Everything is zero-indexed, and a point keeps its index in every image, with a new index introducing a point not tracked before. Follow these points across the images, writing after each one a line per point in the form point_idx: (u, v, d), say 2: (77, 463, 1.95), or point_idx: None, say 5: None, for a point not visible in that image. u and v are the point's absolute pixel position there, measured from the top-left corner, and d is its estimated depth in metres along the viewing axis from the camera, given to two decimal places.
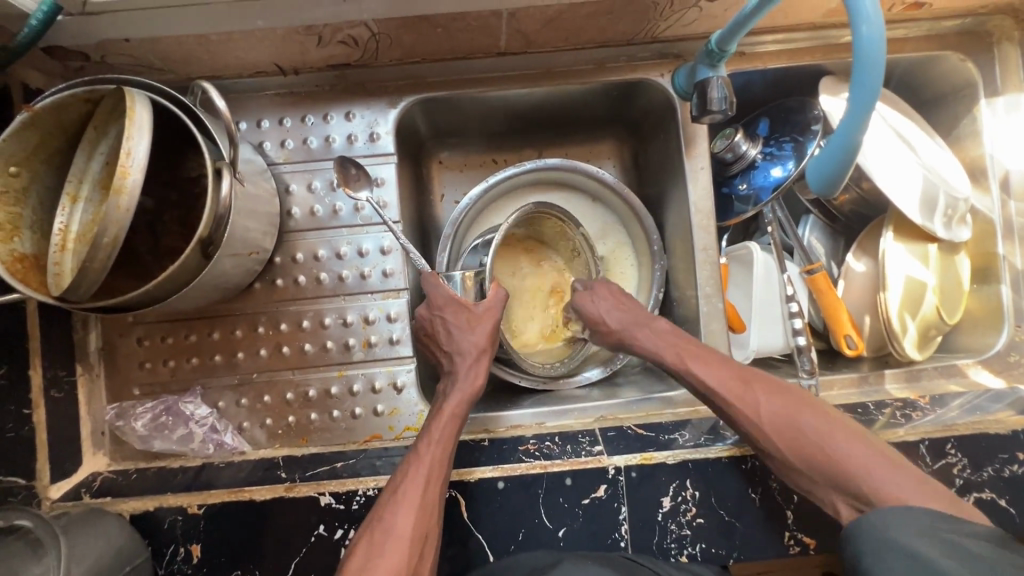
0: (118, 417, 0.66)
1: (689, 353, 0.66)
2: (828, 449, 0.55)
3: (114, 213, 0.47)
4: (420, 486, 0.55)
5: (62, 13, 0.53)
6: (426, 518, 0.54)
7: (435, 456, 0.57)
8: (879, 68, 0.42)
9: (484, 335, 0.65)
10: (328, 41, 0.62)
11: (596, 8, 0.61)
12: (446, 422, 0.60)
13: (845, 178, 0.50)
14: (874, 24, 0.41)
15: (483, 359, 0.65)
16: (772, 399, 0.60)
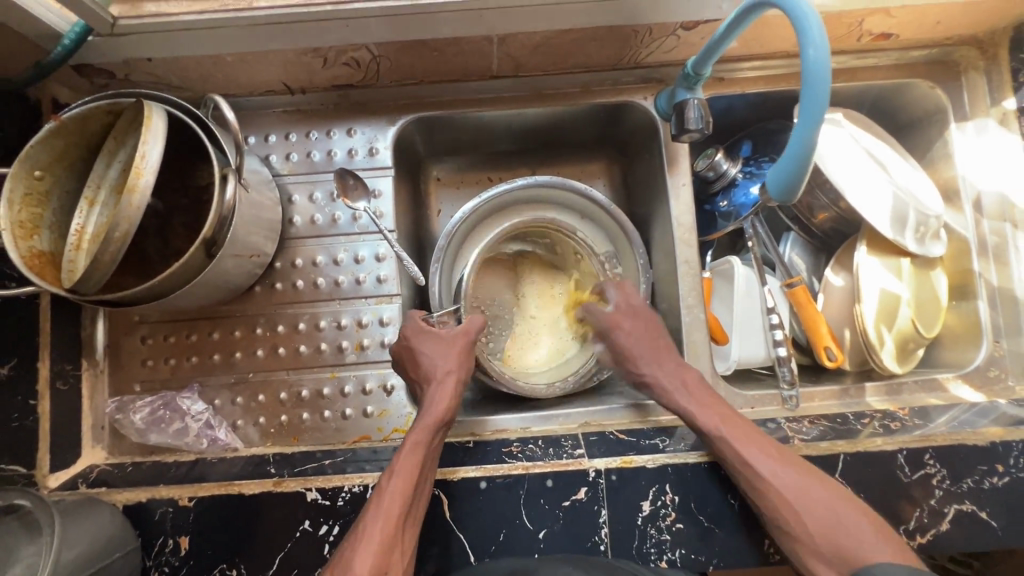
0: (118, 410, 0.69)
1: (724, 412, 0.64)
2: (809, 505, 0.57)
3: (126, 210, 0.51)
4: (382, 521, 0.55)
5: (92, 34, 0.58)
6: (387, 554, 0.54)
7: (398, 489, 0.57)
8: (825, 85, 0.47)
9: (450, 359, 0.67)
10: (333, 62, 0.67)
11: (581, 35, 0.66)
12: (409, 453, 0.60)
13: (800, 184, 0.53)
14: (819, 47, 0.46)
15: (450, 383, 0.65)
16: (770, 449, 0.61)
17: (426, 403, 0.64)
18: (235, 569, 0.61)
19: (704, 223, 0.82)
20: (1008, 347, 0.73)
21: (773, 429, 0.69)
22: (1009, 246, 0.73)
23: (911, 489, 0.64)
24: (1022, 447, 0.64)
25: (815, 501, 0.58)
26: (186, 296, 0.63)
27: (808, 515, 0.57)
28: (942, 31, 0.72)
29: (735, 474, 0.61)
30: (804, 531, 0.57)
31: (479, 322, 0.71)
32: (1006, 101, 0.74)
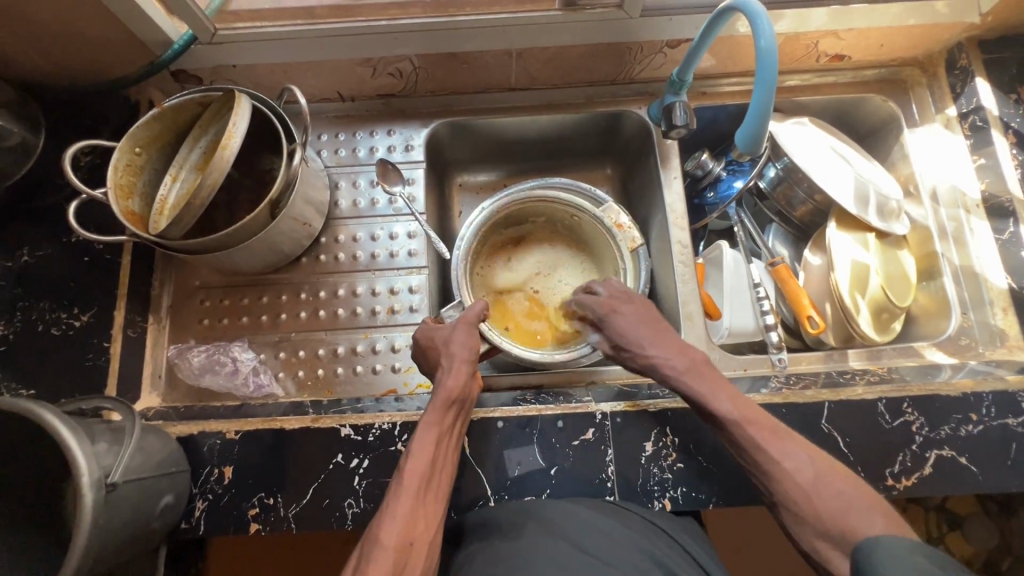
0: (177, 355, 0.78)
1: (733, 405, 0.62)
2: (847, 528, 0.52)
3: (218, 162, 0.63)
4: (393, 499, 0.56)
5: (195, 43, 0.73)
6: (412, 524, 0.54)
7: (416, 468, 0.58)
8: (770, 53, 0.61)
9: (461, 341, 0.70)
10: (381, 72, 0.82)
11: (584, 50, 0.80)
12: (423, 432, 0.61)
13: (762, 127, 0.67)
14: (763, 27, 0.61)
15: (457, 362, 0.67)
16: (798, 465, 0.56)
17: (437, 385, 0.66)
18: (273, 497, 0.67)
19: (695, 214, 0.92)
20: (976, 319, 0.80)
21: (763, 385, 0.75)
22: (966, 229, 0.83)
23: (892, 436, 0.70)
24: (992, 398, 0.70)
25: (848, 524, 0.52)
26: (247, 253, 0.73)
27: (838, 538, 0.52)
28: (886, 54, 0.87)
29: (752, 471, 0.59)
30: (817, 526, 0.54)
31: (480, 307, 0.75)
32: (948, 109, 0.86)
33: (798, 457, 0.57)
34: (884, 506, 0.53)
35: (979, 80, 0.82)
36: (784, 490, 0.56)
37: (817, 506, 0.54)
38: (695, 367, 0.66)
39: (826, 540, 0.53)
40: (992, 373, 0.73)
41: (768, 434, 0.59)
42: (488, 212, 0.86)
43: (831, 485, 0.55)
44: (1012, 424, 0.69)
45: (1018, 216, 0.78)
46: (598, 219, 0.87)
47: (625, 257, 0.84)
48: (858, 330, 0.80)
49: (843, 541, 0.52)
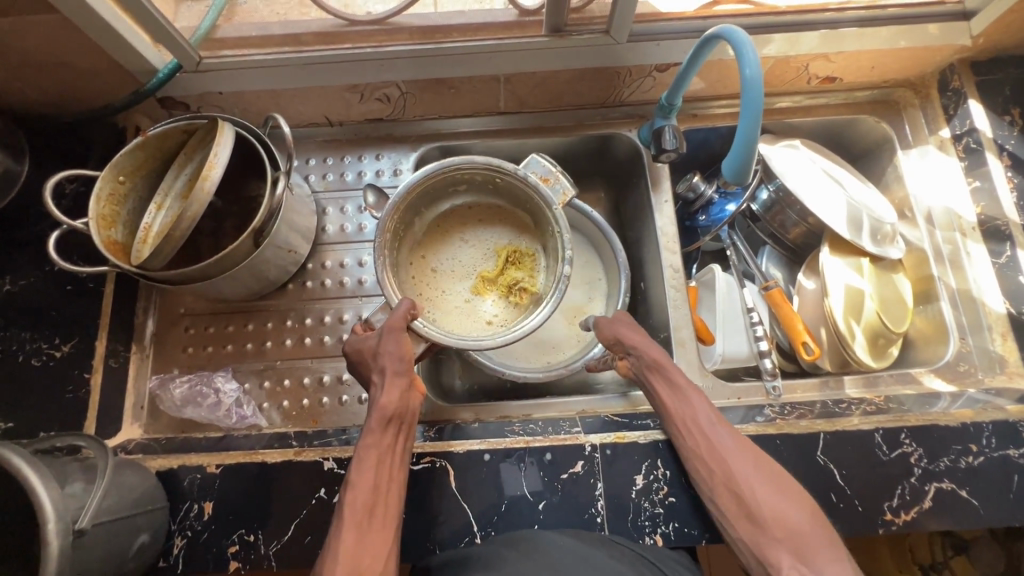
0: (158, 386, 0.77)
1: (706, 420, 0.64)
2: (777, 513, 0.56)
3: (199, 193, 0.62)
4: (336, 525, 0.56)
5: (180, 72, 0.73)
6: (358, 558, 0.53)
7: (358, 501, 0.57)
8: (756, 82, 0.60)
9: (386, 349, 0.64)
10: (368, 98, 0.82)
11: (572, 75, 0.80)
12: (361, 460, 0.60)
13: (752, 155, 0.66)
14: (749, 56, 0.60)
15: (388, 378, 0.63)
16: (743, 455, 0.61)
17: (372, 403, 0.63)
18: (254, 534, 0.65)
19: (686, 236, 0.93)
20: (974, 344, 0.78)
21: (757, 414, 0.74)
22: (962, 253, 0.82)
23: (890, 467, 0.68)
24: (992, 428, 0.69)
25: (781, 508, 0.56)
26: (231, 282, 0.72)
27: (765, 519, 0.56)
28: (878, 75, 0.86)
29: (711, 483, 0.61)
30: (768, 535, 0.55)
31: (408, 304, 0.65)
32: (941, 131, 0.86)
33: (743, 451, 0.61)
34: (808, 499, 0.58)
35: (971, 102, 0.82)
36: (723, 474, 0.61)
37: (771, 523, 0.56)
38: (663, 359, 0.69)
39: (752, 519, 0.57)
40: (991, 402, 0.71)
41: (722, 426, 0.64)
42: (396, 204, 0.70)
43: (771, 476, 0.59)
44: (1013, 455, 0.67)
45: (1014, 240, 0.77)
46: (521, 179, 0.72)
47: (561, 220, 0.70)
48: (854, 357, 0.79)
49: (770, 522, 0.56)
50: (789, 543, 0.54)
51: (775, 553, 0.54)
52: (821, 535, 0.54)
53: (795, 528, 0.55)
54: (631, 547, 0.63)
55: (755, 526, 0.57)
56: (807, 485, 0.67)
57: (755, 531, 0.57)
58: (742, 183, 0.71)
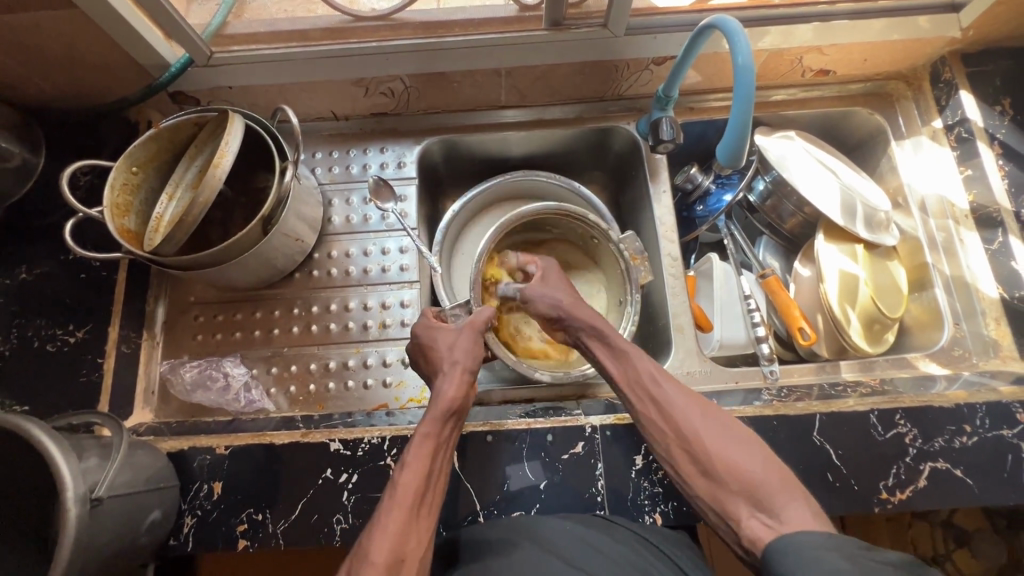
0: (169, 370, 0.78)
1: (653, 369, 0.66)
2: (730, 464, 0.57)
3: (211, 179, 0.64)
4: (387, 505, 0.57)
5: (191, 66, 0.76)
6: (403, 541, 0.54)
7: (412, 483, 0.58)
8: (748, 66, 0.62)
9: (460, 349, 0.70)
10: (372, 92, 0.84)
11: (571, 69, 0.82)
12: (418, 446, 0.61)
13: (744, 142, 0.68)
14: (740, 41, 0.62)
15: (458, 372, 0.67)
16: (688, 406, 0.62)
17: (436, 394, 0.66)
18: (262, 513, 0.67)
19: (684, 227, 0.94)
20: (968, 329, 0.80)
21: (756, 397, 0.75)
22: (956, 240, 0.83)
23: (885, 448, 0.69)
24: (986, 408, 0.70)
25: (732, 460, 0.58)
26: (240, 269, 0.74)
27: (717, 471, 0.58)
28: (871, 68, 0.88)
29: (654, 424, 0.64)
30: (715, 475, 0.58)
31: (490, 313, 0.74)
32: (934, 121, 0.87)
33: (686, 400, 0.63)
34: (760, 445, 0.59)
35: (962, 93, 0.84)
36: (669, 427, 0.62)
37: (715, 466, 0.58)
38: (596, 323, 0.72)
39: (705, 474, 0.59)
40: (986, 384, 0.73)
41: (664, 376, 0.65)
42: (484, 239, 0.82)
43: (719, 426, 0.61)
44: (1007, 435, 0.69)
45: (1006, 227, 0.78)
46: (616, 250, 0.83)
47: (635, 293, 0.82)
48: (849, 341, 0.80)
49: (724, 476, 0.58)
50: (744, 493, 0.56)
51: (735, 506, 0.56)
52: (774, 482, 0.56)
53: (747, 479, 0.56)
54: (631, 527, 0.64)
55: (708, 480, 0.59)
56: (804, 465, 0.68)
57: (708, 479, 0.59)
58: (734, 168, 0.73)
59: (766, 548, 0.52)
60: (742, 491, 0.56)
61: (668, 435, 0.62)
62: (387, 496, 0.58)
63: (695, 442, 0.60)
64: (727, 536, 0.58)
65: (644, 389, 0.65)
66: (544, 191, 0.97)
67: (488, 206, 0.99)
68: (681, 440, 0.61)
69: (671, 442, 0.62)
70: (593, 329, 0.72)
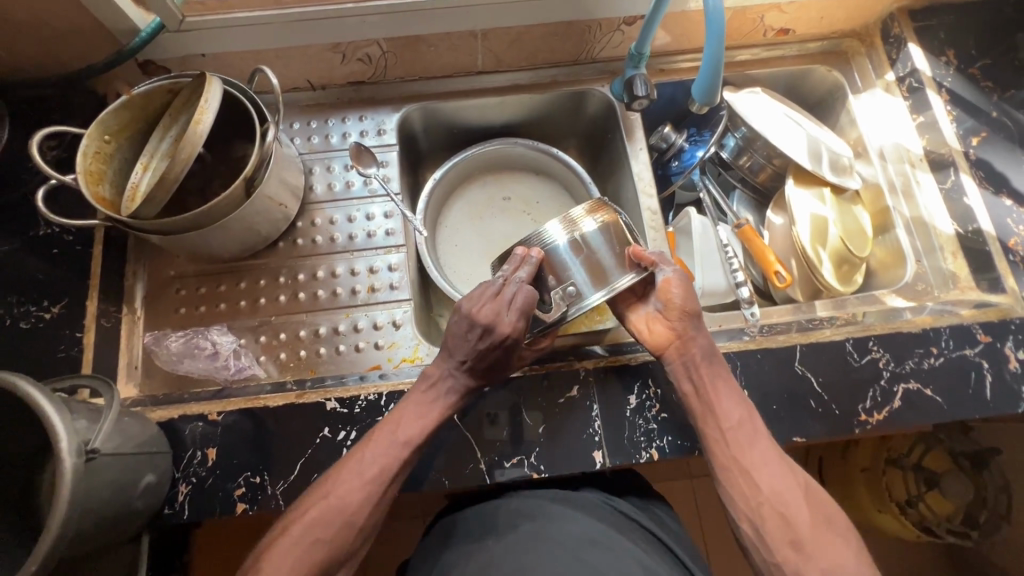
0: (154, 342, 0.76)
1: (752, 428, 0.66)
2: (819, 544, 0.59)
3: (191, 137, 0.63)
4: (373, 476, 0.62)
5: (162, 32, 0.74)
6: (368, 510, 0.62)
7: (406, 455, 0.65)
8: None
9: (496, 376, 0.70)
10: (350, 58, 0.84)
11: (546, 30, 0.84)
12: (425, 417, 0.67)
13: (718, 74, 0.70)
14: None
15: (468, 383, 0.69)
16: (783, 477, 0.63)
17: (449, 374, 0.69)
18: (260, 476, 0.66)
19: (661, 184, 0.96)
20: (929, 265, 0.85)
21: (742, 334, 0.78)
22: (913, 181, 0.88)
23: (861, 372, 0.73)
24: (949, 331, 0.75)
25: (826, 540, 0.59)
26: (222, 235, 0.73)
27: (803, 544, 0.59)
28: (827, 25, 0.93)
29: (745, 481, 0.63)
30: (800, 548, 0.59)
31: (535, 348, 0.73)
32: (886, 74, 0.93)
33: (784, 472, 0.63)
34: (849, 537, 0.60)
35: (911, 46, 0.89)
36: (761, 494, 0.62)
37: (800, 536, 0.60)
38: (699, 366, 0.68)
39: (794, 546, 0.59)
40: (949, 310, 0.78)
41: (761, 439, 0.65)
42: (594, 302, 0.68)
43: (816, 507, 0.62)
44: (969, 355, 0.74)
45: (957, 166, 0.84)
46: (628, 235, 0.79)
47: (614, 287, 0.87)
48: (822, 280, 0.84)
49: (812, 550, 0.59)
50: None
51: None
52: (862, 575, 0.57)
53: (837, 564, 0.57)
54: (630, 516, 0.71)
55: (796, 553, 0.59)
56: (787, 393, 0.72)
57: (789, 548, 0.59)
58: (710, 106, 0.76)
59: None
60: (825, 572, 0.57)
61: (761, 502, 0.62)
62: (377, 458, 0.63)
63: (785, 510, 0.61)
64: None
65: (743, 445, 0.65)
66: (526, 158, 0.99)
67: (469, 175, 1.00)
68: (768, 506, 0.62)
69: (764, 511, 0.62)
70: (711, 366, 0.68)
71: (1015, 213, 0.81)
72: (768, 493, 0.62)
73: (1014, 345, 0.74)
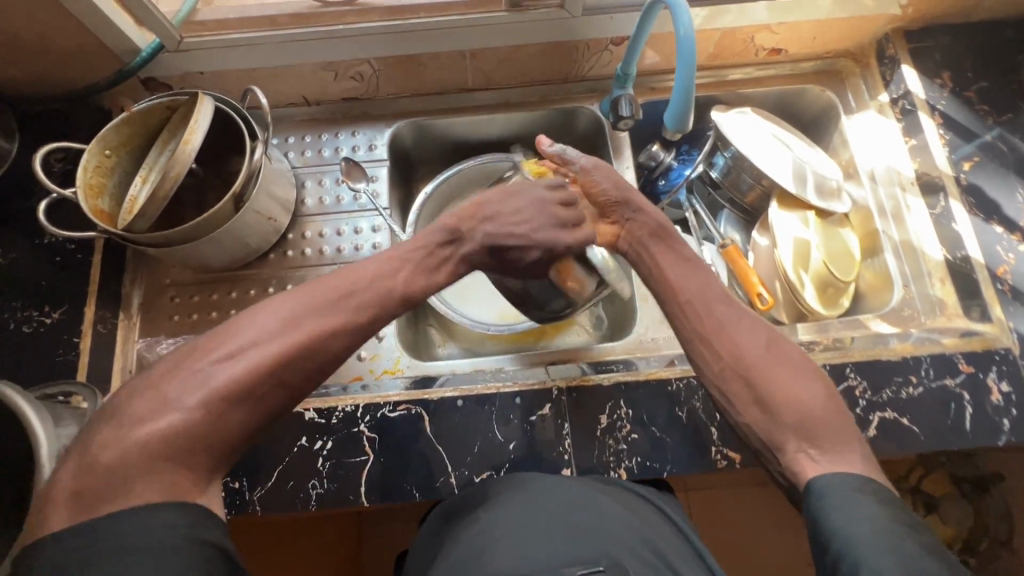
0: (146, 348, 0.79)
1: (712, 302, 0.69)
2: (789, 399, 0.60)
3: (180, 156, 0.66)
4: (309, 324, 0.58)
5: (162, 52, 0.78)
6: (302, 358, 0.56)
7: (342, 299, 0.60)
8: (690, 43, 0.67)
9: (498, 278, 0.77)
10: (342, 76, 0.86)
11: (534, 50, 0.86)
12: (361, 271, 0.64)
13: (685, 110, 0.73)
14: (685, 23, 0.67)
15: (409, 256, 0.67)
16: (749, 339, 0.65)
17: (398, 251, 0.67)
18: (238, 481, 0.69)
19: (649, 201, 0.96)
20: (918, 291, 0.83)
21: None
22: (903, 205, 0.87)
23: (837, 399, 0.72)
24: (930, 360, 0.74)
25: (797, 393, 0.60)
26: (214, 247, 0.76)
27: (771, 400, 0.61)
28: (820, 46, 0.93)
29: (708, 347, 0.66)
30: (769, 405, 0.61)
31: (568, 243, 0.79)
32: (880, 96, 0.92)
33: (749, 332, 0.66)
34: (819, 387, 0.61)
35: (905, 67, 0.89)
36: (725, 360, 0.64)
37: (769, 396, 0.61)
38: (648, 246, 0.76)
39: (760, 404, 0.61)
40: (932, 339, 0.77)
41: (724, 312, 0.68)
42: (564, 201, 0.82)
43: (782, 362, 0.63)
44: (950, 385, 0.73)
45: (947, 191, 0.83)
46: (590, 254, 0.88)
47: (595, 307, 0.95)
48: (804, 304, 0.84)
49: (778, 405, 0.60)
50: (797, 428, 0.58)
51: (780, 434, 0.59)
52: (830, 422, 0.58)
53: (807, 412, 0.59)
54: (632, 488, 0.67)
55: (763, 411, 0.61)
56: None
57: (756, 404, 0.62)
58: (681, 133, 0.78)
59: (809, 487, 0.54)
60: (794, 424, 0.59)
61: (726, 367, 0.64)
62: (315, 323, 0.58)
63: (751, 371, 0.63)
64: (770, 464, 0.60)
65: (703, 316, 0.68)
66: None
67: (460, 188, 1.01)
68: (735, 370, 0.64)
69: (730, 374, 0.64)
70: (661, 239, 0.75)
71: (1005, 240, 0.79)
72: (734, 358, 0.64)
73: (998, 376, 0.73)
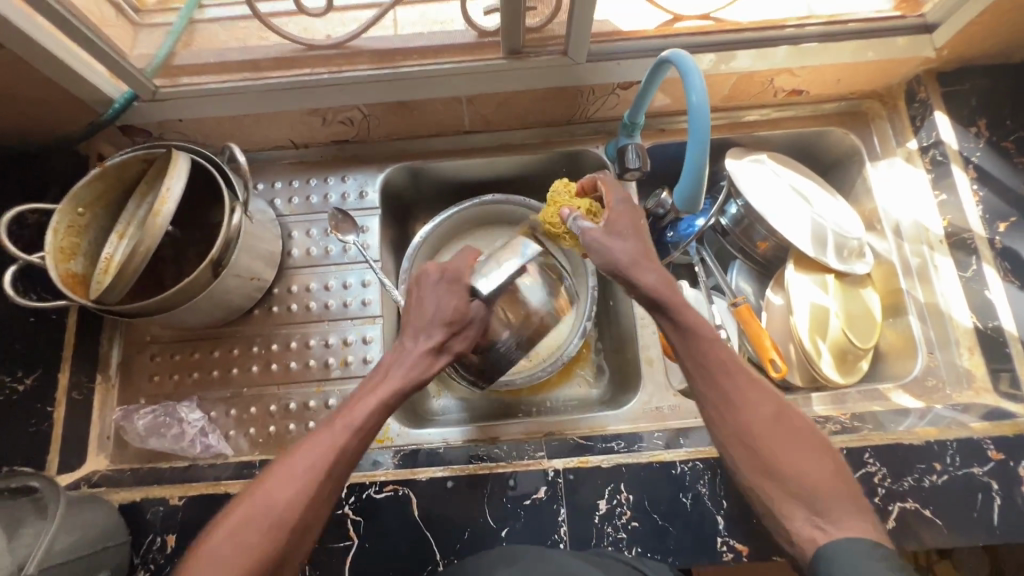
0: (123, 417, 0.75)
1: (717, 345, 0.58)
2: (796, 466, 0.53)
3: (151, 227, 0.62)
4: (311, 468, 0.52)
5: (136, 102, 0.74)
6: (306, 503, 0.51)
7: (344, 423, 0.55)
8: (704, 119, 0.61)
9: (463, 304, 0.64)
10: (331, 121, 0.81)
11: (535, 95, 0.80)
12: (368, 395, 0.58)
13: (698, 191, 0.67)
14: (699, 94, 0.61)
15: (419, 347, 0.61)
16: (755, 395, 0.56)
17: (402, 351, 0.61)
18: None
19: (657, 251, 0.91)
20: (942, 358, 0.78)
21: None
22: (931, 266, 0.81)
23: None
24: (957, 445, 0.68)
25: (803, 462, 0.53)
26: (194, 312, 0.72)
27: (777, 466, 0.53)
28: (844, 87, 0.86)
29: (710, 402, 0.57)
30: (777, 471, 0.53)
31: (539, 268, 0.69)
32: (909, 142, 0.85)
33: (755, 386, 0.56)
34: (828, 451, 0.54)
35: (937, 113, 0.81)
36: (728, 419, 0.56)
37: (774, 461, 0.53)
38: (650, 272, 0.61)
39: (766, 469, 0.53)
40: (958, 419, 0.71)
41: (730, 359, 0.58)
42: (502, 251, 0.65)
43: (790, 422, 0.55)
44: (978, 473, 0.67)
45: (979, 253, 0.76)
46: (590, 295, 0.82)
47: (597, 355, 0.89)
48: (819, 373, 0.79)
49: (785, 470, 0.53)
50: (803, 498, 0.51)
51: (786, 504, 0.52)
52: (840, 492, 0.51)
53: (816, 481, 0.52)
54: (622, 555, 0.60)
55: (768, 477, 0.53)
56: None
57: (761, 469, 0.54)
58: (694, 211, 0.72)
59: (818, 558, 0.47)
60: (799, 493, 0.51)
61: (729, 426, 0.56)
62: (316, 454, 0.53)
63: (754, 431, 0.55)
64: (773, 532, 0.53)
65: (705, 363, 0.57)
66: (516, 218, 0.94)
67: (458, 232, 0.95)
68: (739, 431, 0.55)
69: (732, 434, 0.55)
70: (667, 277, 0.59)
71: None
72: (738, 416, 0.55)
73: None
